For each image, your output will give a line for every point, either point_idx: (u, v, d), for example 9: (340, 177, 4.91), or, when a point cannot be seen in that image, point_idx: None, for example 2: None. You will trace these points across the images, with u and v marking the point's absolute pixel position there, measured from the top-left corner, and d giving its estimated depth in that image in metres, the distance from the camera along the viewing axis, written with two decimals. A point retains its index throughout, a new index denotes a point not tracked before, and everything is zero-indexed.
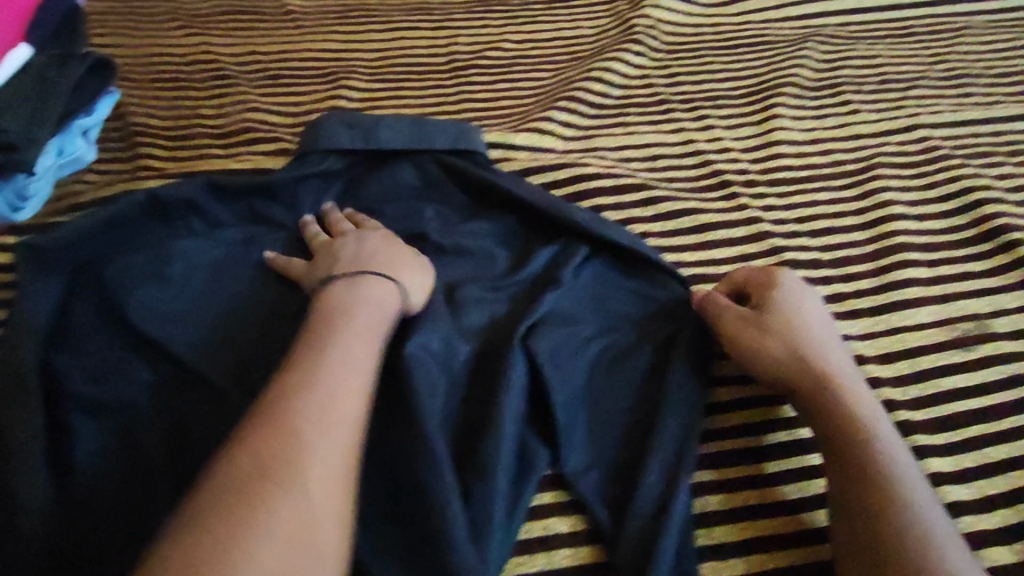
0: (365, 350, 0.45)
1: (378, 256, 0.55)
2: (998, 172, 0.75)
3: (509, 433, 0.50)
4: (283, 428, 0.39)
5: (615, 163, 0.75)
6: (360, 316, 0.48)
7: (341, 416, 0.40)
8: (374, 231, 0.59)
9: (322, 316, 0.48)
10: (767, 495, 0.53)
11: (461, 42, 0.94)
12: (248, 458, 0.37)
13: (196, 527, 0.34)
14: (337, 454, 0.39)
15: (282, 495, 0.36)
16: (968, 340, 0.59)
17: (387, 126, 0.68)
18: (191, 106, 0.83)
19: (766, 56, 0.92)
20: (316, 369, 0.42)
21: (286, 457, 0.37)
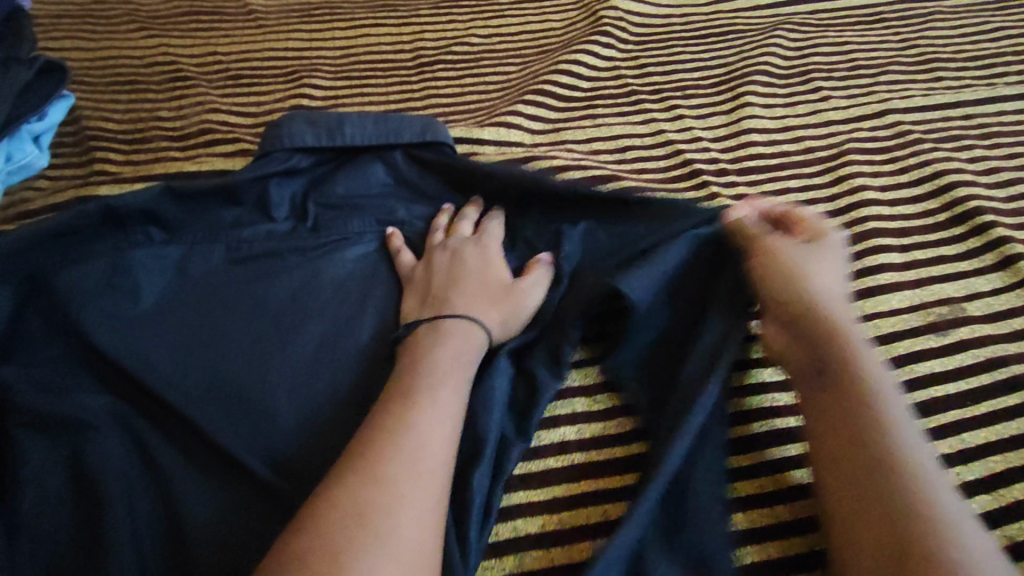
0: (458, 367, 0.47)
1: (473, 285, 0.55)
2: (967, 155, 0.75)
3: (489, 437, 0.48)
4: (387, 439, 0.41)
5: (584, 157, 0.74)
6: (449, 350, 0.48)
7: (438, 429, 0.42)
8: (467, 247, 0.58)
9: (413, 349, 0.49)
10: (766, 484, 0.50)
11: (427, 37, 0.92)
12: (352, 482, 0.38)
13: (307, 531, 0.36)
14: (434, 465, 0.41)
15: (385, 503, 0.38)
16: (936, 326, 0.58)
17: (353, 123, 0.65)
18: (149, 109, 0.80)
19: (736, 45, 0.91)
20: (419, 386, 0.45)
21: (381, 490, 0.38)
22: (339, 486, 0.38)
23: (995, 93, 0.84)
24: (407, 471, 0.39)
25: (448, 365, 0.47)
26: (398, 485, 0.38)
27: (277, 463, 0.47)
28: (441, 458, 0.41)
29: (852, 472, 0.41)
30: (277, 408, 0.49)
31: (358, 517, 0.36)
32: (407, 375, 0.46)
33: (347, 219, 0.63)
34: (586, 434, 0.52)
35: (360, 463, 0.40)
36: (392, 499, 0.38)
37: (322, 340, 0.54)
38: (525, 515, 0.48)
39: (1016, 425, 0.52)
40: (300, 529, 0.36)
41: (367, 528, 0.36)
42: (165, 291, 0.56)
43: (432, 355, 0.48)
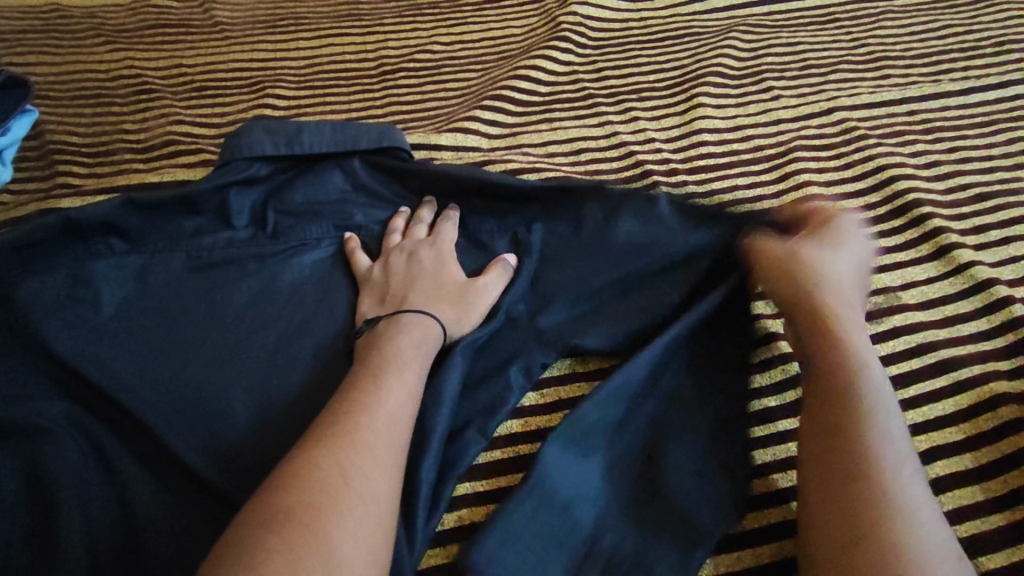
0: (416, 358, 0.48)
1: (431, 284, 0.55)
2: (910, 151, 0.78)
3: (439, 430, 0.48)
4: (345, 421, 0.42)
5: (539, 160, 0.76)
6: (406, 344, 0.49)
7: (394, 416, 0.43)
8: (425, 246, 0.59)
9: (370, 346, 0.50)
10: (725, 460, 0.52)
11: (390, 46, 0.94)
12: (307, 463, 0.39)
13: (263, 505, 0.37)
14: (389, 449, 0.41)
15: (338, 481, 0.38)
16: (873, 313, 0.60)
17: (311, 131, 0.66)
18: (113, 122, 0.81)
19: (691, 47, 0.93)
20: (376, 375, 0.46)
21: (336, 472, 0.38)
22: (297, 475, 0.38)
23: (940, 89, 0.86)
24: (367, 459, 0.40)
25: (406, 355, 0.48)
26: (358, 473, 0.39)
27: (233, 463, 0.48)
28: (398, 449, 0.42)
29: (838, 474, 0.42)
30: (233, 411, 0.51)
31: (310, 496, 0.37)
32: (368, 363, 0.47)
33: (306, 224, 0.64)
34: (532, 426, 0.54)
35: (317, 452, 0.39)
36: (353, 487, 0.38)
37: (279, 344, 0.55)
38: (470, 504, 0.50)
39: (942, 407, 0.53)
40: (258, 515, 0.36)
41: (330, 514, 0.36)
42: (125, 299, 0.57)
43: (387, 349, 0.48)
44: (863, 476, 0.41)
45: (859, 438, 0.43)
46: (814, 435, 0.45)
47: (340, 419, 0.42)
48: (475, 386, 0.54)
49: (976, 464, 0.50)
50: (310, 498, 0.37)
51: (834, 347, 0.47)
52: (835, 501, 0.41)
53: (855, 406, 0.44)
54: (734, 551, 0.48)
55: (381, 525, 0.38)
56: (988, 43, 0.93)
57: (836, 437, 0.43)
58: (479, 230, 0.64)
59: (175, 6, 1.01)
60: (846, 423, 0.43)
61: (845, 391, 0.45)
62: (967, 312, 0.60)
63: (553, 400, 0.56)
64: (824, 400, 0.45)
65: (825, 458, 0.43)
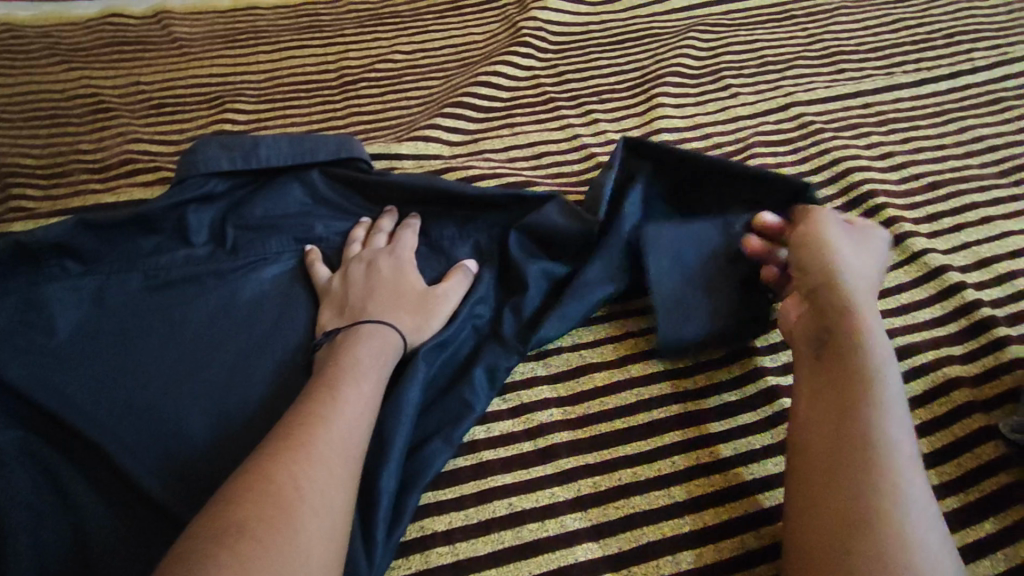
0: (376, 367, 0.48)
1: (391, 293, 0.55)
2: (865, 143, 0.79)
3: (399, 441, 0.48)
4: (301, 431, 0.41)
5: (501, 165, 0.76)
6: (365, 353, 0.49)
7: (351, 425, 0.43)
8: (385, 255, 0.59)
9: (329, 357, 0.49)
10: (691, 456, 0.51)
11: (351, 56, 0.94)
12: (261, 474, 0.38)
13: (215, 516, 0.36)
14: (345, 459, 0.41)
15: (291, 491, 0.38)
16: None
17: (268, 144, 0.65)
18: (68, 143, 0.80)
19: (651, 48, 0.94)
20: (335, 383, 0.45)
21: (290, 482, 0.38)
22: (251, 489, 0.38)
23: (893, 82, 0.88)
24: (322, 468, 0.40)
25: (366, 365, 0.48)
26: (313, 489, 0.39)
27: (191, 484, 0.48)
28: (355, 462, 0.42)
29: (835, 463, 0.41)
30: (190, 432, 0.50)
31: (262, 506, 0.37)
32: (327, 372, 0.47)
33: (264, 239, 0.63)
34: (495, 431, 0.53)
35: (272, 467, 0.39)
36: (307, 502, 0.38)
37: (236, 362, 0.54)
38: (433, 513, 0.48)
39: None
40: (210, 528, 0.35)
41: (282, 530, 0.36)
42: (80, 323, 0.56)
43: (347, 358, 0.48)
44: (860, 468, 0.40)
45: (866, 429, 0.42)
46: (817, 437, 0.43)
47: (297, 431, 0.41)
48: (438, 395, 0.53)
49: (933, 448, 0.51)
50: (263, 513, 0.36)
51: (852, 336, 0.46)
52: (811, 502, 0.41)
53: (864, 398, 0.43)
54: (698, 546, 0.47)
55: (333, 543, 0.38)
56: (939, 36, 0.95)
57: (838, 423, 0.43)
58: (450, 237, 0.64)
59: (132, 23, 1.00)
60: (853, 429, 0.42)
61: (853, 382, 0.44)
62: (923, 298, 0.61)
63: (518, 403, 0.55)
64: (834, 391, 0.44)
65: (821, 461, 0.42)
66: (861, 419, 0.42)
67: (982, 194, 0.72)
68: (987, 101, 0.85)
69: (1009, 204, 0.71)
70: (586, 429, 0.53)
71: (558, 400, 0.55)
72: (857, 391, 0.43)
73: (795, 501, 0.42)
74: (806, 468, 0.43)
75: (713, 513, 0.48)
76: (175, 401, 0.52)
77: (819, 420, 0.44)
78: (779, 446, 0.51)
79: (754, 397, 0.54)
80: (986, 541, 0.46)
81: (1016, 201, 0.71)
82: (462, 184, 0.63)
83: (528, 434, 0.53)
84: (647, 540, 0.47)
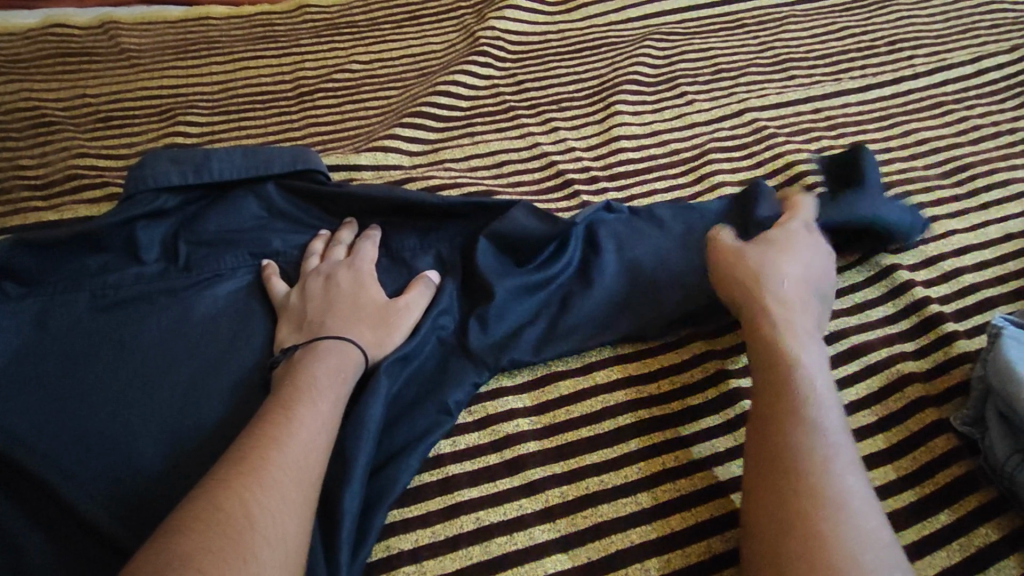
0: (336, 385, 0.47)
1: (352, 307, 0.54)
2: (815, 147, 0.81)
3: (361, 460, 0.47)
4: (253, 454, 0.40)
5: (462, 174, 0.76)
6: (323, 370, 0.48)
7: (308, 445, 0.42)
8: (344, 268, 0.58)
9: (286, 375, 0.48)
10: (657, 461, 0.51)
11: (307, 66, 0.93)
12: (210, 501, 0.37)
13: (161, 548, 0.35)
14: (301, 482, 0.40)
15: (241, 517, 0.37)
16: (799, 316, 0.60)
17: (221, 156, 0.63)
18: (8, 158, 0.77)
19: (608, 57, 0.95)
20: (292, 403, 0.44)
21: (241, 507, 0.37)
22: (201, 516, 0.36)
23: (840, 88, 0.91)
24: (276, 492, 0.39)
25: (325, 382, 0.47)
26: (264, 515, 0.37)
27: (141, 513, 0.46)
28: (311, 483, 0.41)
29: (774, 477, 0.42)
30: (141, 459, 0.48)
31: (209, 535, 0.35)
32: (284, 389, 0.46)
33: (218, 254, 0.61)
34: (461, 444, 0.52)
35: (223, 492, 0.38)
36: (258, 529, 0.36)
37: (189, 386, 0.52)
38: (398, 532, 0.47)
39: (854, 391, 0.55)
40: (155, 555, 0.34)
41: (230, 557, 0.34)
42: (20, 348, 0.53)
43: (304, 376, 0.47)
44: (794, 472, 0.41)
45: (799, 434, 0.43)
46: (752, 460, 0.44)
47: (250, 456, 0.40)
48: (401, 410, 0.53)
49: (889, 444, 0.52)
50: (212, 538, 0.35)
51: (770, 349, 0.48)
52: (774, 502, 0.41)
53: (791, 410, 0.44)
54: (666, 553, 0.47)
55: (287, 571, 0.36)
56: (883, 43, 0.99)
57: (774, 425, 0.44)
58: (413, 248, 0.63)
59: (77, 33, 0.97)
60: (784, 445, 0.43)
61: (781, 395, 0.45)
62: (876, 297, 0.62)
63: (484, 414, 0.54)
64: (765, 395, 0.46)
65: (762, 480, 0.42)
66: (792, 420, 0.43)
67: (927, 195, 0.75)
68: (929, 105, 0.89)
69: (952, 204, 0.74)
70: (552, 438, 0.53)
71: (524, 410, 0.55)
72: (780, 396, 0.45)
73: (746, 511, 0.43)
74: (752, 489, 0.43)
75: (680, 519, 0.48)
76: (123, 427, 0.49)
77: (755, 424, 0.45)
78: (743, 448, 0.52)
79: (717, 400, 0.55)
80: (941, 533, 0.47)
81: (959, 201, 0.74)
82: (423, 195, 0.62)
83: (495, 446, 0.52)
84: (616, 548, 0.47)
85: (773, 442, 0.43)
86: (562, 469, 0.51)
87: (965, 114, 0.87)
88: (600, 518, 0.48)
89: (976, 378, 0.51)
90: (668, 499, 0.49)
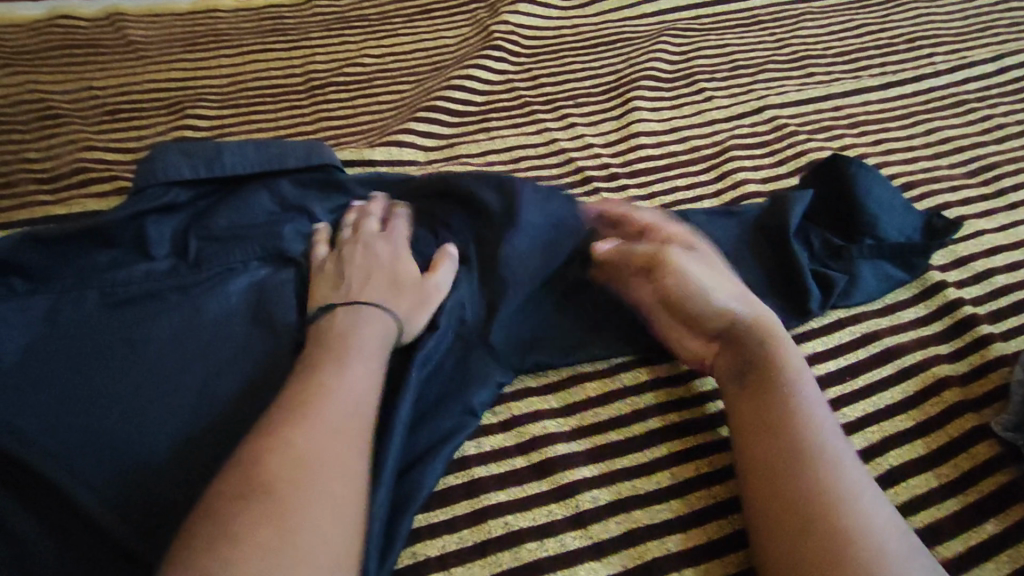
0: (374, 357, 0.46)
1: (391, 276, 0.53)
2: (838, 145, 0.80)
3: (391, 460, 0.45)
4: (293, 429, 0.39)
5: (479, 169, 0.75)
6: (367, 337, 0.47)
7: (346, 417, 0.41)
8: (380, 236, 0.57)
9: (330, 339, 0.47)
10: (689, 466, 0.50)
11: (318, 60, 0.91)
12: (250, 482, 0.37)
13: (205, 529, 0.35)
14: (343, 453, 0.39)
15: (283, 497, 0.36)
16: (829, 324, 0.58)
17: (232, 151, 0.62)
18: (14, 151, 0.75)
19: (624, 52, 0.93)
20: (329, 374, 0.43)
21: (281, 489, 0.36)
22: (241, 497, 0.36)
23: (861, 85, 0.89)
24: (318, 469, 0.38)
25: (362, 353, 0.45)
26: (306, 492, 0.37)
27: (159, 516, 0.45)
28: (354, 453, 0.40)
29: (788, 509, 0.40)
30: (157, 463, 0.46)
31: (251, 516, 0.35)
32: (321, 359, 0.44)
33: (229, 249, 0.59)
34: (486, 446, 0.51)
35: (251, 479, 0.37)
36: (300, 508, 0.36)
37: (204, 387, 0.51)
38: (424, 538, 0.46)
39: (892, 394, 0.54)
40: (194, 550, 0.33)
41: (274, 537, 0.34)
42: (30, 343, 0.51)
43: (347, 344, 0.46)
44: (811, 502, 0.40)
45: (806, 461, 0.42)
46: (760, 494, 0.43)
47: (276, 432, 0.39)
48: (428, 410, 0.51)
49: (928, 449, 0.50)
50: (259, 524, 0.35)
51: (755, 372, 0.47)
52: (794, 533, 0.39)
53: (793, 437, 0.43)
54: (702, 561, 0.45)
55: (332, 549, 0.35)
56: (901, 40, 0.97)
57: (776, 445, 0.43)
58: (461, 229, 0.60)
59: (83, 25, 0.95)
60: (796, 474, 0.41)
61: (774, 424, 0.44)
62: (907, 298, 0.61)
63: (509, 416, 0.53)
64: (751, 414, 0.46)
65: (778, 513, 0.41)
66: (793, 451, 0.42)
67: (953, 194, 0.73)
68: (951, 103, 0.87)
69: (979, 204, 0.72)
70: (580, 441, 0.51)
71: (551, 411, 0.53)
72: (775, 424, 0.44)
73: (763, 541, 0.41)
74: (768, 524, 0.41)
75: (715, 526, 0.47)
76: (138, 425, 0.48)
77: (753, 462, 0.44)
78: None
79: None
80: (987, 543, 0.46)
81: (985, 201, 0.73)
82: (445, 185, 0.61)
83: (521, 449, 0.51)
84: (650, 554, 0.45)
85: (772, 466, 0.43)
86: (592, 473, 0.49)
87: (987, 112, 0.86)
88: (631, 525, 0.47)
89: (1017, 383, 0.50)
90: (702, 504, 0.48)
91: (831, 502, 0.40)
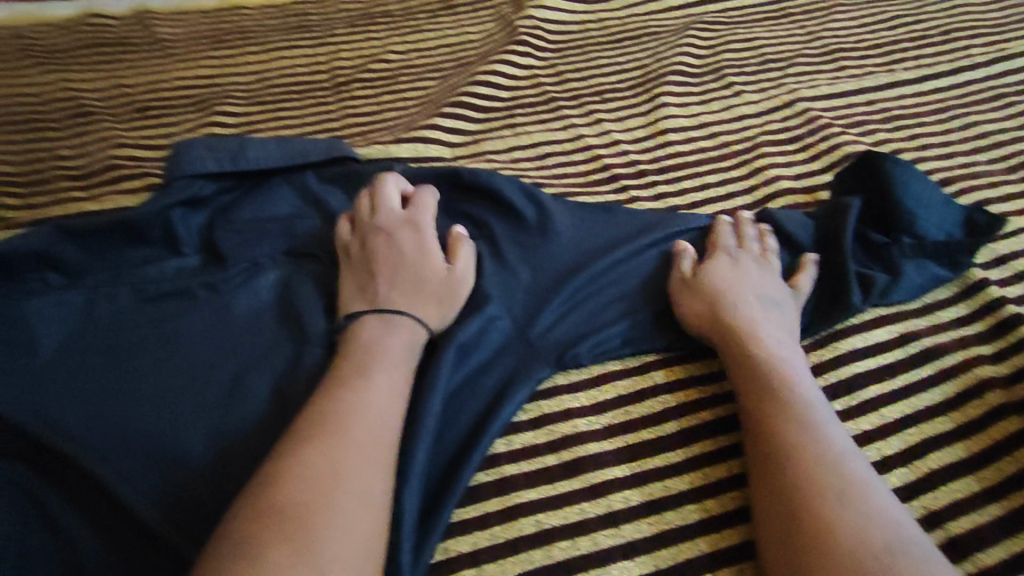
0: (403, 363, 0.47)
1: (407, 262, 0.53)
2: (872, 140, 0.78)
3: (421, 458, 0.45)
4: (326, 433, 0.41)
5: (505, 166, 0.74)
6: (398, 329, 0.49)
7: (377, 423, 0.43)
8: (390, 219, 0.56)
9: (355, 337, 0.48)
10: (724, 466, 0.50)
11: (343, 57, 0.91)
12: (283, 485, 0.38)
13: (241, 532, 0.36)
14: (374, 458, 0.41)
15: (318, 501, 0.37)
16: (865, 324, 0.57)
17: (255, 148, 0.63)
18: (47, 149, 0.76)
19: (651, 47, 0.92)
20: (362, 379, 0.44)
21: (315, 491, 0.38)
22: (277, 499, 0.37)
23: (894, 79, 0.87)
24: (351, 469, 0.40)
25: (393, 359, 0.47)
26: (339, 496, 0.38)
27: (188, 508, 0.45)
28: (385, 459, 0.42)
29: (790, 514, 0.41)
30: (188, 456, 0.47)
31: (286, 517, 0.36)
32: (352, 363, 0.46)
33: (255, 243, 0.59)
34: (516, 444, 0.51)
35: (283, 484, 0.38)
36: (332, 510, 0.37)
37: (235, 382, 0.51)
38: (455, 535, 0.46)
39: (930, 396, 0.53)
40: (233, 549, 0.35)
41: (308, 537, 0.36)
42: (65, 336, 0.52)
43: (377, 348, 0.47)
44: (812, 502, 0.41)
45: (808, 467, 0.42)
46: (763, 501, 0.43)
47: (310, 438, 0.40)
48: (458, 408, 0.51)
49: (970, 452, 0.50)
50: (318, 511, 0.37)
51: (757, 378, 0.48)
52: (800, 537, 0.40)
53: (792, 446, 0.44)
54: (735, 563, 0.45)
55: (361, 550, 0.37)
56: (936, 33, 0.95)
57: (760, 404, 0.47)
58: (479, 226, 0.60)
59: (112, 23, 0.96)
60: (796, 477, 0.42)
61: (774, 434, 0.45)
62: (946, 298, 0.60)
63: (542, 413, 0.52)
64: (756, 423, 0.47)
65: (782, 522, 0.41)
66: (792, 455, 0.43)
67: (993, 190, 0.71)
68: (989, 97, 0.85)
69: (1019, 200, 0.70)
70: (613, 439, 0.51)
71: (582, 409, 0.53)
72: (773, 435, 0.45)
73: (769, 545, 0.42)
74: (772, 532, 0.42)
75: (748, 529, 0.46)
76: (170, 419, 0.48)
77: (758, 472, 0.45)
78: None
79: None
80: None
81: None
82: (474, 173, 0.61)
83: (552, 446, 0.51)
84: (682, 555, 0.45)
85: (767, 457, 0.45)
86: (624, 472, 0.49)
87: None
88: (664, 522, 0.47)
89: None
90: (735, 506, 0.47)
91: (836, 502, 0.40)
